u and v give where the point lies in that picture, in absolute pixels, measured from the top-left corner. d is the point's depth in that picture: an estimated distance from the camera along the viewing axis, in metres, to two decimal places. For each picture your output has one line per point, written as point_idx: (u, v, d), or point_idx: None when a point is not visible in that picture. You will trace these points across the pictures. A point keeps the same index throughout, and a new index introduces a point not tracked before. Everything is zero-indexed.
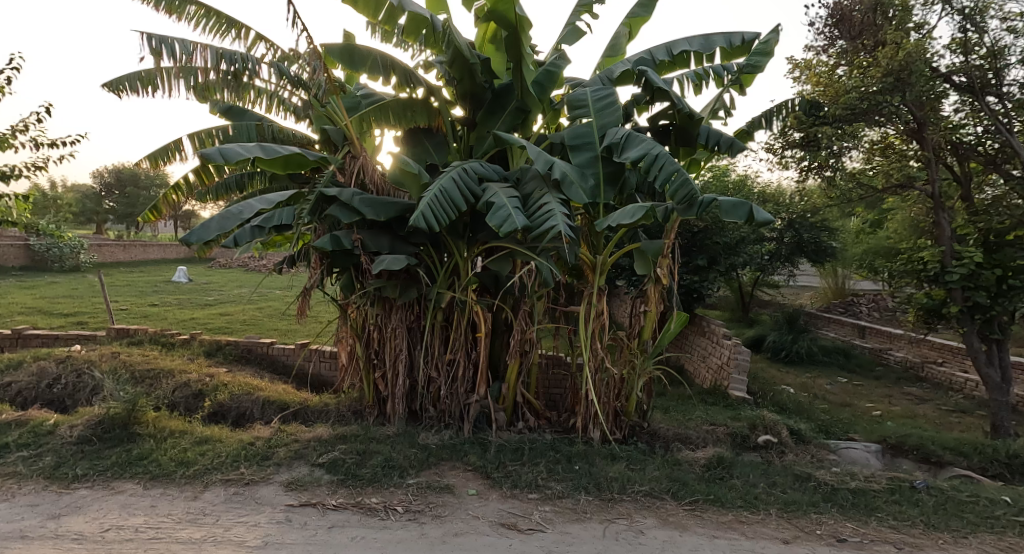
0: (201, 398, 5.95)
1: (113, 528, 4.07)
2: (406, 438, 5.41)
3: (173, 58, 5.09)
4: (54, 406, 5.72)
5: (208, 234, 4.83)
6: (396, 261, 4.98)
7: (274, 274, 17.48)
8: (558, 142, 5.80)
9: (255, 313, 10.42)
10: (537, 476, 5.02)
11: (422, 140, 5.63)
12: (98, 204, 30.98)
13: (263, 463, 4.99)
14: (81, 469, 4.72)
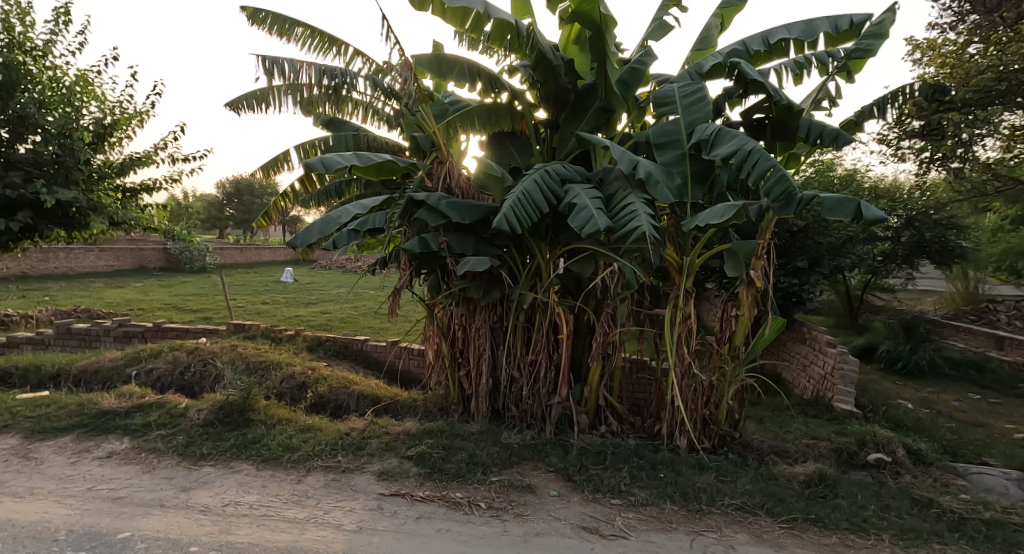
0: (304, 389, 6.44)
1: (232, 503, 4.53)
2: (489, 435, 5.53)
3: (283, 77, 5.59)
4: (185, 392, 6.47)
5: (311, 237, 5.25)
6: (480, 262, 5.11)
7: (370, 276, 18.57)
8: (642, 141, 5.66)
9: (352, 311, 11.11)
10: (620, 482, 4.93)
11: (506, 144, 5.73)
12: (222, 212, 35.00)
13: (357, 452, 5.32)
14: (207, 449, 5.29)
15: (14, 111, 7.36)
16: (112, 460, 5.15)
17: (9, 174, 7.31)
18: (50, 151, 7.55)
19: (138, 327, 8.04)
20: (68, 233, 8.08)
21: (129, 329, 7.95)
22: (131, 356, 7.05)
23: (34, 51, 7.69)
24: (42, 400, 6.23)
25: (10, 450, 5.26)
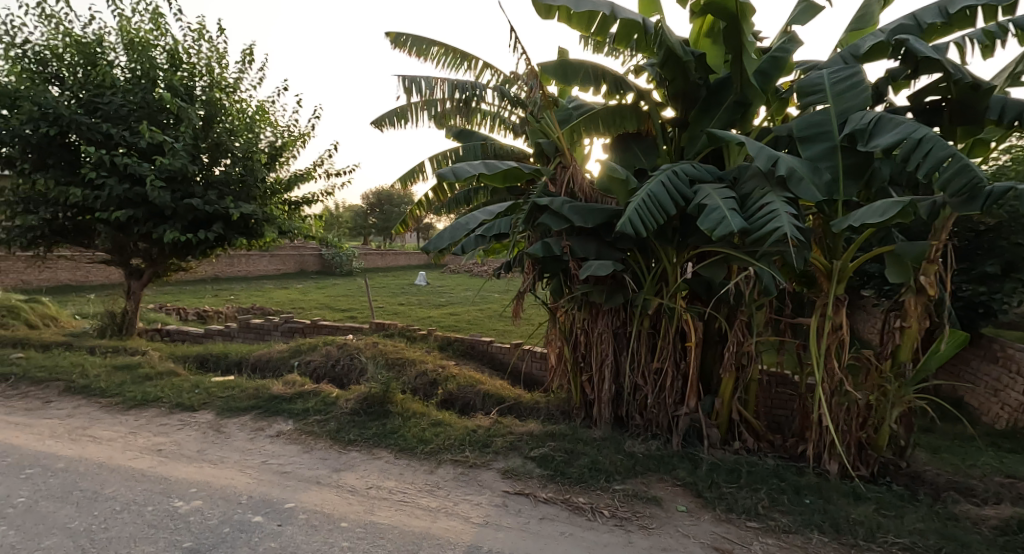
0: (436, 386, 6.77)
1: (374, 486, 4.82)
2: (612, 443, 5.40)
3: (420, 94, 5.93)
4: (335, 383, 7.09)
5: (442, 243, 5.48)
6: (602, 267, 5.01)
7: (500, 280, 19.15)
8: (784, 135, 5.14)
9: (479, 313, 11.54)
10: (758, 503, 4.53)
11: (630, 146, 5.54)
12: (365, 220, 38.72)
13: (484, 449, 5.47)
14: (353, 436, 5.77)
15: (212, 139, 8.76)
16: (279, 439, 5.78)
17: (209, 194, 8.57)
18: (237, 170, 8.88)
19: (301, 323, 9.01)
20: (248, 242, 9.15)
21: (294, 324, 8.98)
22: (295, 349, 7.93)
23: (225, 88, 8.95)
24: (228, 384, 7.19)
25: (205, 424, 6.13)
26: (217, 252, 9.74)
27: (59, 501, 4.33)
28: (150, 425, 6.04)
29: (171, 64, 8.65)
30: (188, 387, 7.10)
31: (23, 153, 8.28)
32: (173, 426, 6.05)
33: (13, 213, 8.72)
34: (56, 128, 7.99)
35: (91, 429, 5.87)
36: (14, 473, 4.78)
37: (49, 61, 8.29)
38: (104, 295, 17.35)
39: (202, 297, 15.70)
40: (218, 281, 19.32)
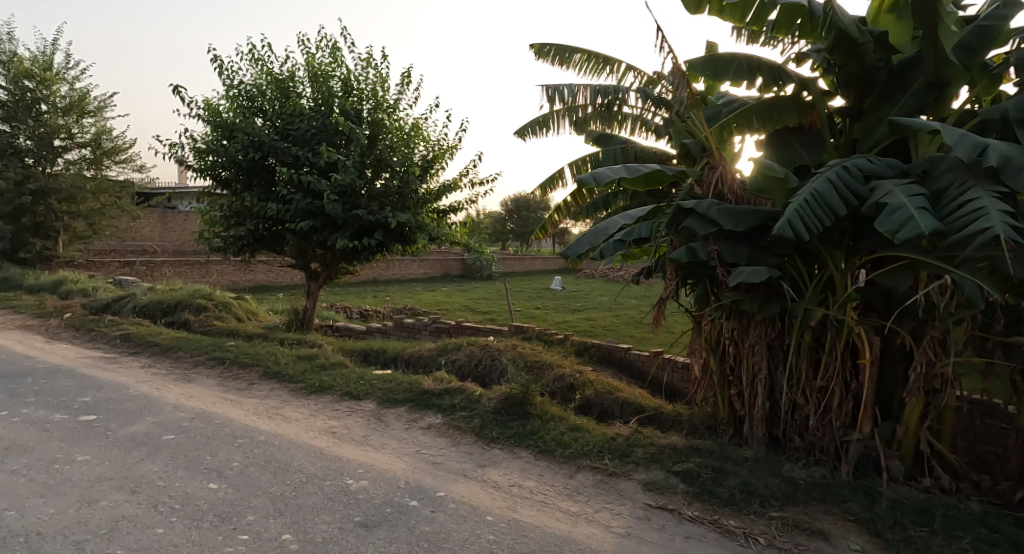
0: (574, 391, 6.68)
1: (516, 485, 4.83)
2: (768, 466, 4.98)
3: (563, 100, 6.17)
4: (478, 381, 7.26)
5: (581, 248, 5.47)
6: (756, 273, 4.64)
7: (639, 288, 18.71)
8: (994, 119, 4.47)
9: (613, 320, 11.36)
10: (952, 550, 3.87)
11: (791, 141, 5.14)
12: (504, 227, 42.86)
13: (624, 459, 5.29)
14: (495, 433, 5.85)
15: (375, 156, 9.86)
16: (429, 431, 6.02)
17: (371, 205, 9.64)
18: (395, 184, 9.96)
19: (447, 324, 9.40)
20: (404, 248, 10.16)
21: (441, 325, 9.42)
22: (443, 347, 8.24)
23: (388, 108, 10.05)
24: (386, 377, 7.70)
25: (368, 412, 6.59)
26: (378, 257, 10.82)
27: (261, 468, 4.94)
28: (327, 410, 6.69)
29: (344, 91, 9.90)
30: (355, 379, 7.79)
31: (236, 175, 10.03)
32: (344, 412, 6.64)
33: (223, 224, 10.32)
34: (258, 153, 9.58)
35: (282, 410, 6.71)
36: (228, 442, 5.56)
37: (254, 96, 9.92)
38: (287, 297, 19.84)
39: (363, 301, 17.26)
40: (377, 290, 21.26)
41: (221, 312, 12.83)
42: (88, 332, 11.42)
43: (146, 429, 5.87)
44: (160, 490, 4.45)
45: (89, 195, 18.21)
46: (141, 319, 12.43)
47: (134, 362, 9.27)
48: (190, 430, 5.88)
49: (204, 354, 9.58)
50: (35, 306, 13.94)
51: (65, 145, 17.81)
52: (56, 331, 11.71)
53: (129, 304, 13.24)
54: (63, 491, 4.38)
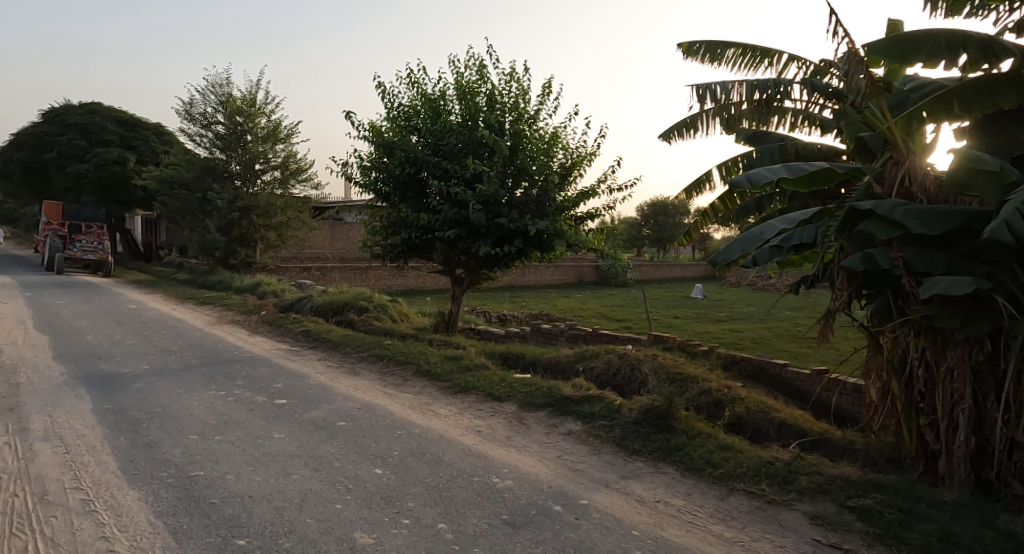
0: (722, 407, 6.38)
1: (662, 501, 4.66)
2: (979, 514, 4.20)
3: (716, 99, 6.09)
4: (616, 390, 7.22)
5: (731, 255, 5.30)
6: (958, 284, 4.07)
7: (790, 304, 17.51)
8: None
9: (761, 340, 10.76)
10: None
11: (1006, 124, 4.63)
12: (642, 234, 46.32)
13: (785, 486, 4.78)
14: (637, 446, 5.72)
15: (516, 165, 10.25)
16: (570, 438, 6.12)
17: (513, 213, 10.00)
18: (534, 193, 10.30)
19: (584, 332, 9.40)
20: (541, 255, 10.49)
21: (578, 331, 9.42)
22: (580, 353, 8.30)
23: (529, 120, 10.43)
24: (526, 381, 8.11)
25: (511, 413, 7.11)
26: (517, 264, 11.23)
27: (417, 459, 5.64)
28: (472, 409, 7.41)
29: (489, 106, 10.42)
30: (497, 380, 8.42)
31: (394, 189, 11.03)
32: (487, 412, 7.28)
33: (382, 234, 11.46)
34: (413, 168, 10.47)
35: (433, 406, 7.65)
36: (390, 432, 6.55)
37: (410, 116, 10.80)
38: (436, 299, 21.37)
39: (504, 307, 18.15)
40: (517, 297, 22.26)
41: (379, 312, 13.90)
42: (278, 328, 13.22)
43: (325, 416, 7.14)
44: (336, 470, 5.40)
45: (277, 210, 23.32)
46: (316, 318, 13.99)
47: (314, 357, 10.66)
48: (359, 419, 7.04)
49: (367, 351, 10.74)
50: (241, 306, 16.46)
51: (263, 168, 23.21)
52: (253, 327, 13.59)
53: (309, 303, 15.02)
54: (263, 463, 5.55)
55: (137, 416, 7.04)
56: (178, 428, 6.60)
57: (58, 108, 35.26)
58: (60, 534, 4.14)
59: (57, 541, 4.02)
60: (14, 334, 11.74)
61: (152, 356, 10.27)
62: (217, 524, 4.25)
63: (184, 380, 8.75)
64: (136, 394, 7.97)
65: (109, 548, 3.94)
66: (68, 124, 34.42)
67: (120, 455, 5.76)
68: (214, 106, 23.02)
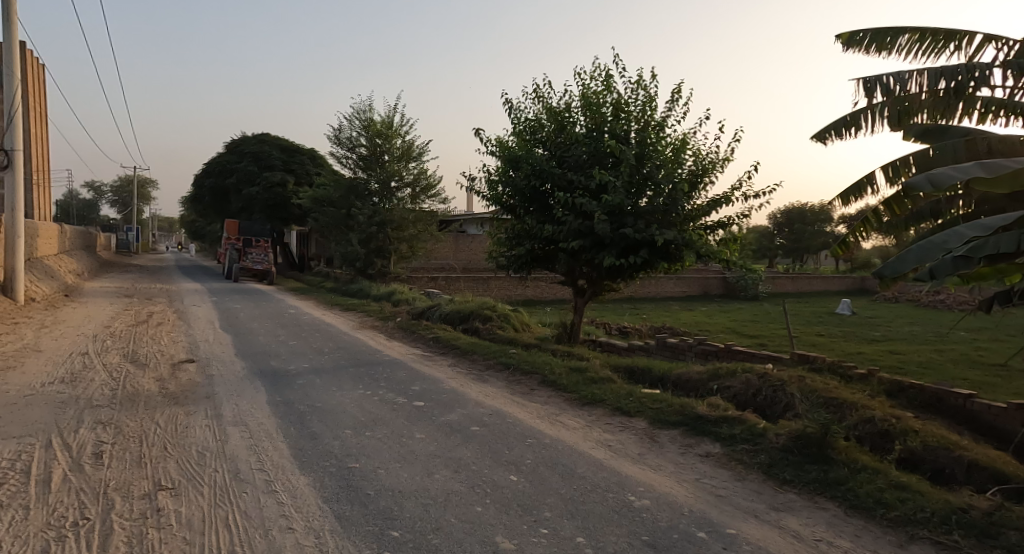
0: (890, 439, 5.74)
1: (825, 541, 4.20)
2: None
3: (892, 90, 7.20)
4: (759, 412, 6.89)
5: (901, 268, 4.95)
6: None
7: (953, 331, 15.73)
8: None
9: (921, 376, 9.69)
10: None
11: None
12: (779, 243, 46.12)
13: (983, 540, 4.06)
14: (789, 476, 5.28)
15: (642, 174, 10.08)
16: (709, 461, 5.89)
17: (638, 223, 9.82)
18: (661, 202, 10.08)
19: (713, 347, 9.69)
20: (669, 265, 10.24)
21: (707, 347, 9.69)
22: (713, 372, 8.19)
23: (656, 127, 10.20)
24: (657, 397, 7.97)
25: (641, 429, 6.97)
26: (641, 275, 11.03)
27: (551, 470, 5.80)
28: (601, 422, 7.36)
29: (615, 115, 10.36)
30: (625, 393, 8.31)
31: (520, 202, 11.31)
32: (619, 427, 7.14)
33: (506, 245, 11.79)
34: (538, 180, 10.65)
35: (562, 416, 7.64)
36: (522, 440, 6.69)
37: (536, 129, 11.01)
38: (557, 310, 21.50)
39: (628, 320, 17.86)
40: (639, 311, 21.85)
41: (503, 322, 14.15)
42: (411, 334, 13.91)
43: (460, 419, 7.43)
44: (473, 474, 5.72)
45: (410, 223, 24.69)
46: (444, 325, 14.55)
47: (443, 362, 11.03)
48: (492, 424, 7.25)
49: (493, 359, 10.98)
50: (378, 312, 17.45)
51: (399, 186, 24.83)
52: (390, 332, 14.40)
53: (437, 310, 15.64)
54: (410, 461, 6.06)
55: (302, 409, 7.76)
56: (338, 422, 7.25)
57: (238, 139, 40.25)
58: (248, 509, 4.91)
59: (248, 514, 4.82)
60: (203, 332, 13.44)
61: (311, 355, 11.21)
62: (374, 514, 4.81)
63: (339, 378, 9.49)
64: (299, 389, 8.74)
65: (287, 525, 4.65)
66: (242, 152, 38.96)
67: (291, 444, 6.51)
68: (358, 130, 24.77)
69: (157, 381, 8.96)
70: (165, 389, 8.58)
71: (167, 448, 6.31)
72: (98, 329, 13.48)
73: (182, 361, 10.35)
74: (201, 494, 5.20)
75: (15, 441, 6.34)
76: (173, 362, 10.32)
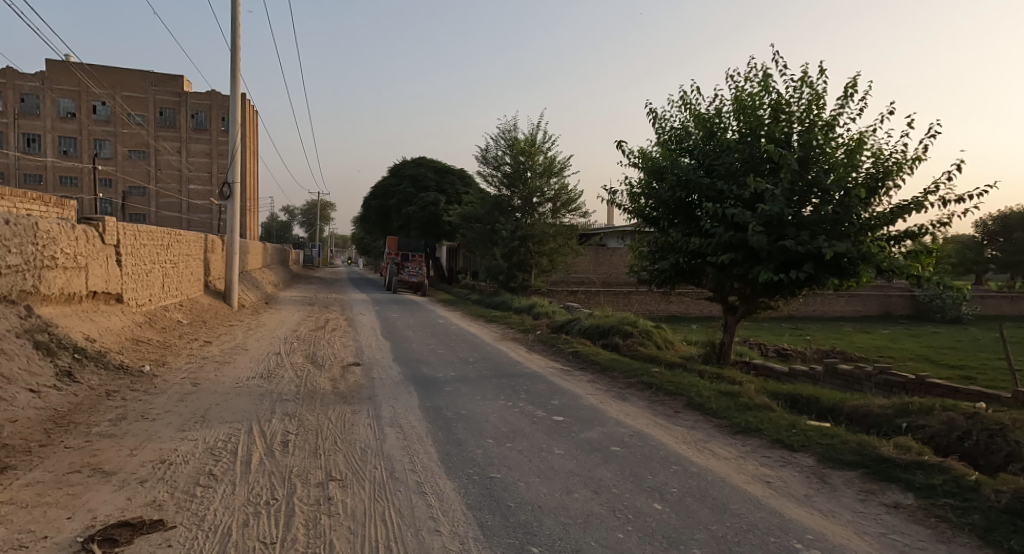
0: None
1: None
2: None
3: None
4: (967, 461, 5.75)
5: None
6: None
7: None
8: None
9: None
10: None
11: None
12: (981, 255, 40.63)
13: None
14: (1017, 545, 4.25)
15: (807, 180, 9.04)
16: (898, 512, 4.96)
17: (801, 234, 8.80)
18: (830, 210, 8.95)
19: (899, 378, 8.53)
20: (840, 281, 9.05)
21: (892, 379, 8.45)
22: (901, 408, 7.04)
23: (824, 127, 9.14)
24: (827, 432, 6.97)
25: (807, 467, 6.09)
26: (805, 292, 9.86)
27: (700, 502, 5.19)
28: (757, 454, 6.54)
29: (774, 118, 9.47)
30: (785, 424, 7.38)
31: (664, 213, 10.68)
32: (777, 463, 6.28)
33: (649, 259, 11.24)
34: (685, 191, 9.99)
35: (710, 444, 6.92)
36: (666, 466, 6.11)
37: (682, 138, 10.44)
38: (703, 328, 20.24)
39: (789, 342, 16.24)
40: (801, 332, 19.94)
41: (644, 339, 13.46)
42: (551, 347, 13.70)
43: (599, 438, 6.99)
44: (615, 498, 5.26)
45: (550, 237, 24.72)
46: (584, 340, 14.17)
47: (582, 378, 10.59)
48: (633, 446, 6.74)
49: (634, 378, 10.34)
50: (520, 324, 17.51)
51: (540, 202, 24.97)
52: (530, 345, 14.31)
53: (577, 324, 15.29)
54: (549, 476, 5.75)
55: (450, 416, 7.75)
56: (481, 430, 7.14)
57: (398, 163, 43.11)
58: (402, 507, 5.01)
59: (402, 511, 4.93)
60: (369, 338, 14.26)
61: (458, 364, 11.36)
62: (514, 527, 4.66)
63: (483, 388, 9.45)
64: (446, 397, 8.77)
65: (434, 527, 4.67)
66: (402, 175, 41.67)
67: (439, 448, 6.49)
68: (503, 150, 25.24)
69: (330, 380, 9.55)
70: (336, 388, 9.07)
71: (337, 442, 6.59)
72: (290, 333, 14.90)
73: (350, 364, 10.96)
74: (364, 487, 5.40)
75: (225, 427, 6.98)
76: (344, 364, 10.95)
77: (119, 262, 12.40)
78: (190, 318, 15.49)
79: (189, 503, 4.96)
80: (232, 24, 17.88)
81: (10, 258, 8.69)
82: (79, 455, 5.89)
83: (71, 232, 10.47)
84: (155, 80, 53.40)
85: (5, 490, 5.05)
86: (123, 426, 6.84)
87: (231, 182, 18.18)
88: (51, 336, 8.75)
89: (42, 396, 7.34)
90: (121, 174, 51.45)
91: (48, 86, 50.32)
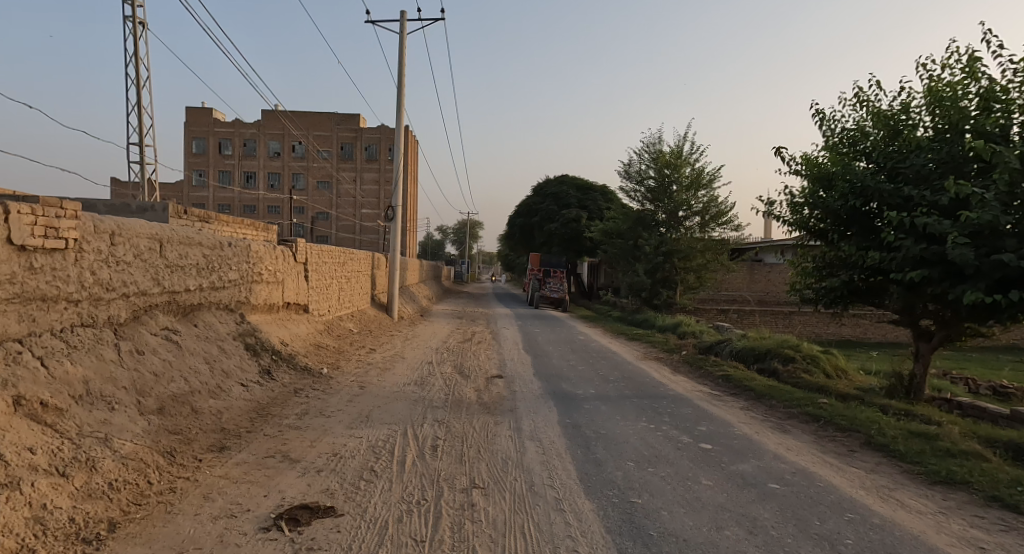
0: None
1: None
2: None
3: None
4: None
5: None
6: None
7: None
8: None
9: None
10: None
11: None
12: None
13: None
14: None
15: None
16: None
17: None
18: None
19: None
20: None
21: None
22: None
23: None
24: None
25: None
26: None
27: None
28: (963, 512, 5.20)
29: (983, 108, 7.80)
30: (1005, 480, 5.85)
31: (833, 225, 9.28)
32: (994, 526, 4.92)
33: (815, 276, 9.88)
34: (861, 200, 8.54)
35: (898, 493, 5.64)
36: (839, 512, 5.03)
37: (857, 140, 9.11)
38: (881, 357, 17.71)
39: (1001, 377, 13.55)
40: (1018, 366, 16.68)
41: (809, 365, 11.84)
42: (699, 369, 12.55)
43: (754, 472, 6.00)
44: (775, 542, 4.35)
45: (698, 252, 23.23)
46: (736, 363, 12.84)
47: (735, 405, 9.41)
48: (796, 485, 5.68)
49: (797, 408, 9.02)
50: (663, 344, 16.44)
51: (687, 215, 23.59)
52: (676, 366, 13.26)
53: (728, 346, 13.95)
54: (696, 507, 4.95)
55: (589, 434, 7.14)
56: (622, 451, 6.46)
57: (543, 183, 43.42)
58: (540, 521, 4.53)
59: (540, 526, 4.44)
60: (511, 351, 14.03)
61: (598, 382, 10.68)
62: None
63: (624, 408, 8.69)
64: (584, 414, 8.17)
65: (572, 547, 4.14)
66: (546, 194, 41.82)
67: (578, 466, 5.91)
68: (647, 163, 24.16)
69: (475, 391, 9.34)
70: (481, 399, 8.84)
71: (480, 450, 6.27)
72: (441, 344, 15.13)
73: (494, 377, 10.71)
74: (505, 498, 4.98)
75: (385, 427, 6.95)
76: (488, 376, 10.77)
77: (307, 277, 13.34)
78: (360, 327, 16.35)
79: (355, 494, 4.86)
80: (399, 63, 18.92)
81: (231, 274, 9.52)
82: (273, 443, 6.06)
83: (273, 251, 11.42)
84: (340, 119, 58.91)
85: (221, 466, 5.26)
86: (306, 419, 7.05)
87: (396, 205, 19.12)
88: (257, 339, 9.43)
89: (250, 390, 7.81)
90: (312, 202, 57.46)
91: (262, 132, 57.82)
